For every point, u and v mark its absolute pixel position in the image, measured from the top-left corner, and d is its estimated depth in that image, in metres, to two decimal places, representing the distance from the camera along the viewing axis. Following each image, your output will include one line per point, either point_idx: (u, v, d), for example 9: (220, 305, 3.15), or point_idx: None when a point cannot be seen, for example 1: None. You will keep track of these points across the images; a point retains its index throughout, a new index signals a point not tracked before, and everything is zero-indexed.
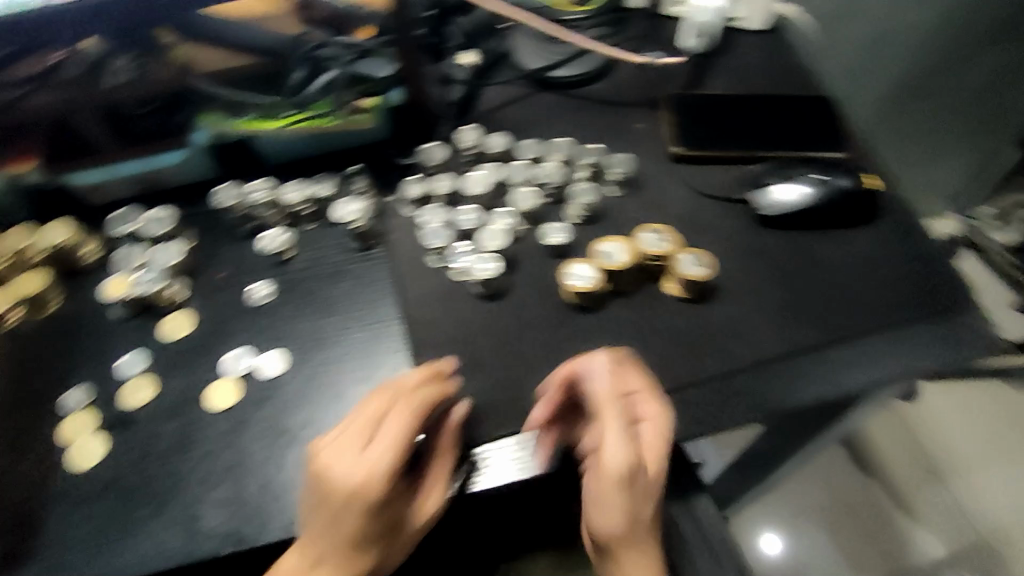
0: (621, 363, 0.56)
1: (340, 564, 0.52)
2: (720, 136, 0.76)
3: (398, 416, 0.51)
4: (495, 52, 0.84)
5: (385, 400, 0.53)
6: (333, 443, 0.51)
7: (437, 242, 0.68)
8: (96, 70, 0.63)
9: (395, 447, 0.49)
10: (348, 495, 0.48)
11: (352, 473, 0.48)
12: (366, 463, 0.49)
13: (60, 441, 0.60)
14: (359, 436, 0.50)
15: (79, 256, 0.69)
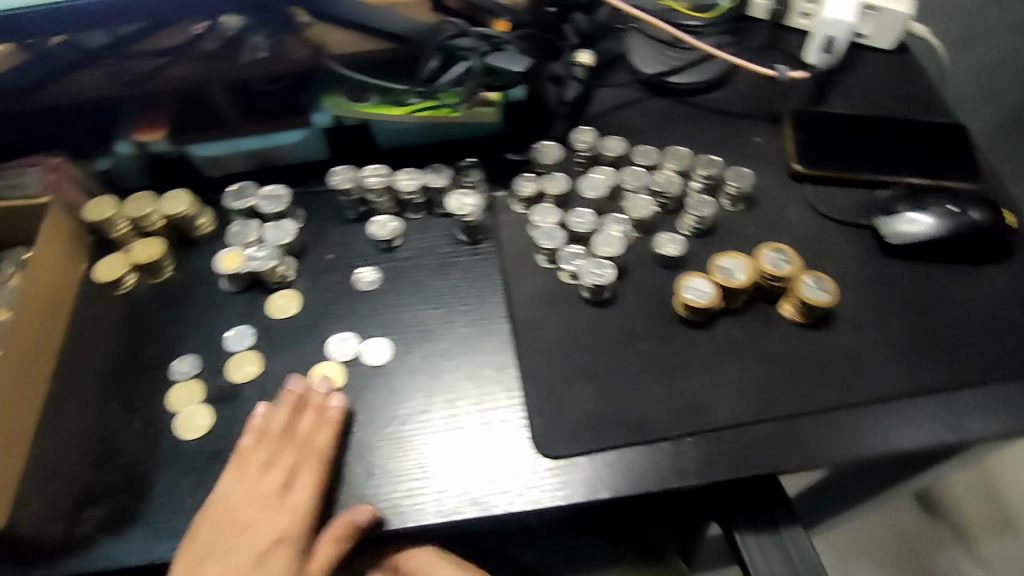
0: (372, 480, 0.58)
1: None
2: (845, 157, 0.72)
3: (309, 470, 0.57)
4: (611, 54, 0.83)
5: (290, 448, 0.57)
6: (222, 503, 0.56)
7: (549, 242, 0.67)
8: (233, 44, 0.65)
9: (313, 496, 0.56)
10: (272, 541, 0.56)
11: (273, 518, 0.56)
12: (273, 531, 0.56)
13: (170, 407, 0.62)
14: (254, 464, 0.57)
15: (195, 227, 0.70)
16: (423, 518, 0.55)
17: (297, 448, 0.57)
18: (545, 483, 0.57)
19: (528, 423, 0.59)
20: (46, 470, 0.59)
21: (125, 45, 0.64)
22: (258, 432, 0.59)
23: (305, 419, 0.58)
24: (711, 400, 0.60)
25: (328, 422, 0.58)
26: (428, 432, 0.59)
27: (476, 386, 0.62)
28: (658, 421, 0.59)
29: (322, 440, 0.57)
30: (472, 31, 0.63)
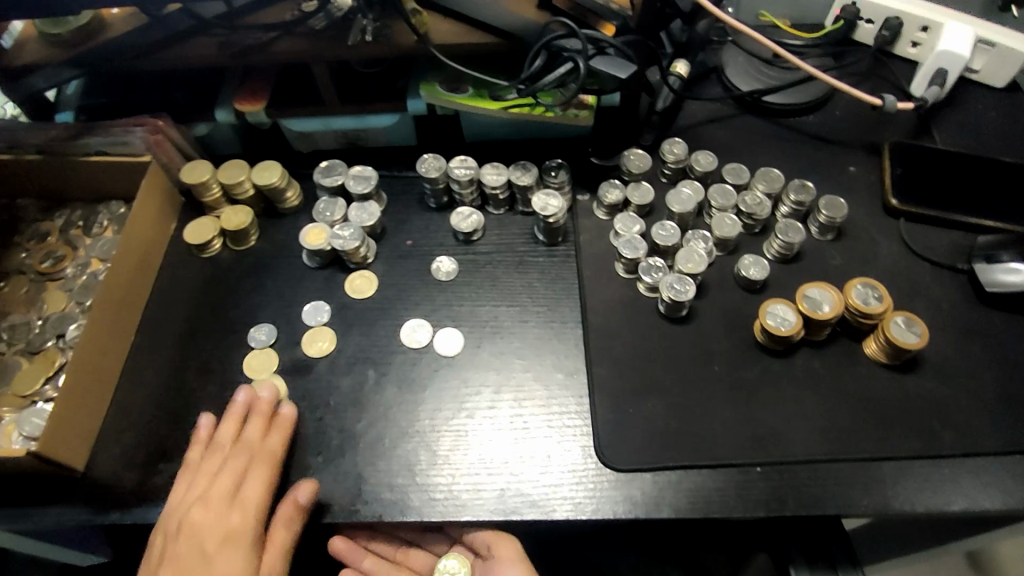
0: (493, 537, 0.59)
1: None
2: (947, 196, 0.69)
3: (260, 474, 0.56)
4: (705, 66, 0.81)
5: (234, 461, 0.56)
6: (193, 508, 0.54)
7: (629, 252, 0.65)
8: (341, 25, 0.65)
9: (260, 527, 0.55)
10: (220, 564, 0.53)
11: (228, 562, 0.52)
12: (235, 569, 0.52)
13: (245, 373, 0.63)
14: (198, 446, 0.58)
15: (282, 200, 0.72)
16: (482, 514, 0.55)
17: (233, 463, 0.56)
18: (606, 494, 0.56)
19: (593, 431, 0.59)
20: (124, 421, 0.62)
21: (237, 17, 0.65)
22: (196, 440, 0.58)
23: (255, 428, 0.57)
24: (783, 432, 0.58)
25: (281, 428, 0.58)
26: (494, 430, 0.59)
27: (543, 389, 0.62)
28: (727, 447, 0.58)
29: (260, 466, 0.56)
30: (581, 32, 0.61)
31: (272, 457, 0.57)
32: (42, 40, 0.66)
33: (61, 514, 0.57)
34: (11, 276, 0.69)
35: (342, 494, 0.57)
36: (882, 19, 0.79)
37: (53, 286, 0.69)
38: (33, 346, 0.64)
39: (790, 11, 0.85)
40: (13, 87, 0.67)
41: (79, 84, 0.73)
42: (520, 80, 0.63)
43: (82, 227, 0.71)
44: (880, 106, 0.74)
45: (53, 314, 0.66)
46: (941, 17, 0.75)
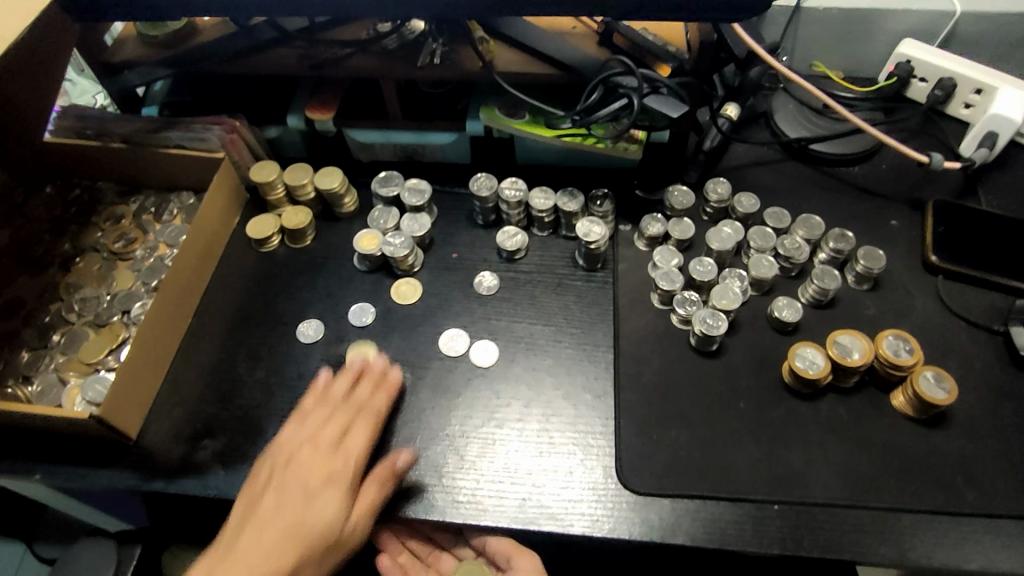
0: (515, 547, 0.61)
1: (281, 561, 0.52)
2: (987, 258, 0.70)
3: (361, 428, 0.59)
4: (754, 111, 0.83)
5: (344, 413, 0.60)
6: (285, 451, 0.58)
7: (667, 284, 0.67)
8: (412, 47, 0.69)
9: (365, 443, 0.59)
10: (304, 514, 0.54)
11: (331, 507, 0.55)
12: (328, 514, 0.54)
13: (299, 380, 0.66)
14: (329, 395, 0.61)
15: (340, 205, 0.76)
16: (502, 520, 0.58)
17: (339, 416, 0.59)
18: (624, 515, 0.58)
19: (617, 454, 0.61)
20: (175, 396, 0.66)
21: (318, 32, 0.70)
22: (315, 393, 0.61)
23: (365, 385, 0.62)
24: (805, 474, 0.59)
25: (387, 388, 0.62)
26: (520, 442, 0.62)
27: (572, 407, 0.64)
28: (746, 481, 0.59)
29: (364, 420, 0.60)
30: (638, 71, 0.63)
31: (375, 413, 0.60)
32: (141, 41, 0.72)
33: (111, 477, 0.61)
34: (87, 252, 0.74)
35: None
36: (936, 78, 0.80)
37: (123, 265, 0.74)
38: (101, 319, 0.69)
39: (844, 64, 0.87)
40: (109, 81, 0.72)
41: (166, 83, 0.79)
42: (575, 111, 0.66)
43: (154, 213, 0.77)
44: (927, 164, 0.75)
45: (120, 291, 0.71)
46: (995, 81, 0.76)
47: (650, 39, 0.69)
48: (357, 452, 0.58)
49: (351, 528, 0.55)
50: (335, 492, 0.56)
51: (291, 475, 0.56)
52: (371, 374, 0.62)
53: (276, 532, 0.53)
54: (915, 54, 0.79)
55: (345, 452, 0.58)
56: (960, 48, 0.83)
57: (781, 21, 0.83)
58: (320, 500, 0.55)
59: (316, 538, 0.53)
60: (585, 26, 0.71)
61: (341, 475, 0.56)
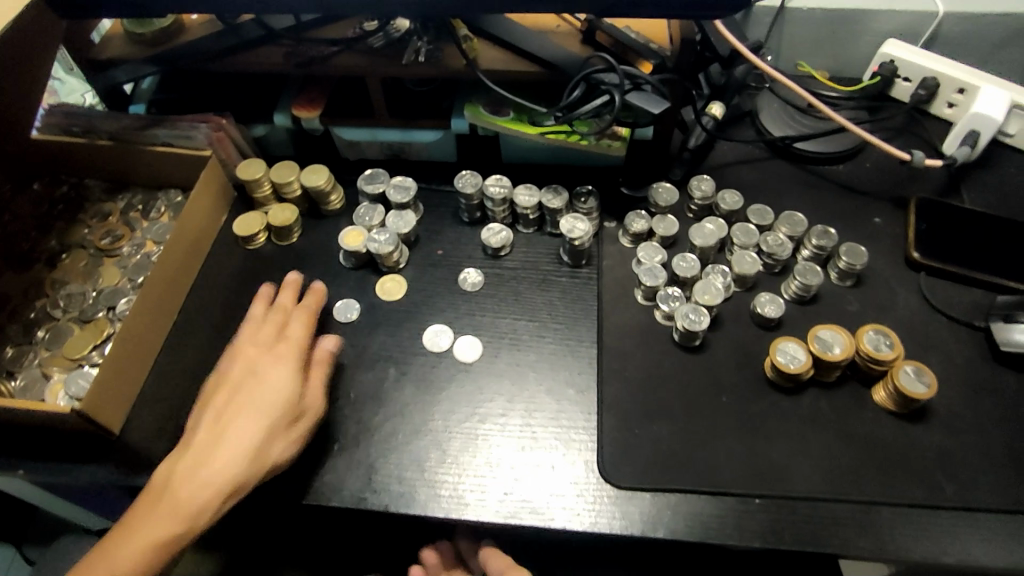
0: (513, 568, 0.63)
1: (248, 430, 0.56)
2: (969, 255, 0.70)
3: (296, 324, 0.64)
4: (739, 110, 0.84)
5: (274, 318, 0.64)
6: (248, 362, 0.61)
7: (650, 280, 0.68)
8: (397, 45, 0.70)
9: (300, 345, 0.62)
10: (255, 406, 0.57)
11: (280, 387, 0.58)
12: (282, 393, 0.58)
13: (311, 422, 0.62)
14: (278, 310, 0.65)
15: (326, 202, 0.76)
16: (484, 514, 0.58)
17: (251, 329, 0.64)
18: (606, 509, 0.58)
19: (599, 448, 0.61)
20: (159, 391, 0.66)
21: (304, 30, 0.70)
22: (276, 313, 0.65)
23: (289, 296, 0.67)
24: (786, 467, 0.59)
25: (315, 293, 0.67)
26: (503, 436, 0.62)
27: (554, 402, 0.64)
28: (729, 475, 0.59)
29: (298, 319, 0.65)
30: (619, 68, 0.64)
31: (307, 313, 0.65)
32: (128, 39, 0.72)
33: (93, 472, 0.61)
34: (73, 249, 0.75)
35: (353, 481, 0.60)
36: (919, 78, 0.80)
37: (110, 262, 0.74)
38: (86, 315, 0.69)
39: (829, 64, 0.88)
40: (96, 77, 0.73)
41: (154, 81, 0.79)
42: (559, 107, 0.67)
43: (141, 211, 0.77)
44: (909, 161, 0.75)
45: (106, 287, 0.71)
46: (977, 81, 0.76)
47: (632, 37, 0.69)
48: (296, 343, 0.63)
49: (307, 405, 0.59)
50: (284, 372, 0.60)
51: (255, 379, 0.59)
52: (292, 285, 0.68)
53: (228, 433, 0.56)
54: (899, 54, 0.80)
55: (273, 350, 0.61)
56: (944, 48, 0.83)
57: (766, 21, 0.84)
58: (264, 382, 0.59)
59: (278, 408, 0.57)
60: (569, 25, 0.71)
61: (286, 359, 0.61)
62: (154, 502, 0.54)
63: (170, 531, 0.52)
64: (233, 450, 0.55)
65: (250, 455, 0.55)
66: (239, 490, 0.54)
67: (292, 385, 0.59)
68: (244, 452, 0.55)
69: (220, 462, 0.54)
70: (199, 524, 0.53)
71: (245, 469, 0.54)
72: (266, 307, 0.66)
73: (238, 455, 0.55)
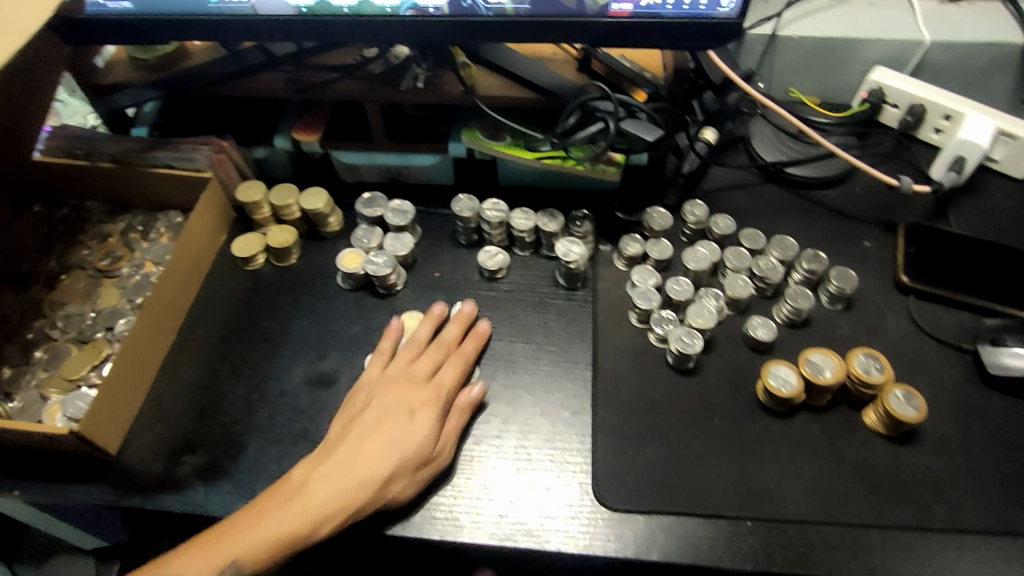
0: None
1: (381, 462, 0.57)
2: (957, 279, 0.71)
3: (453, 365, 0.65)
4: (733, 135, 0.86)
5: (434, 351, 0.66)
6: (402, 388, 0.62)
7: (644, 302, 0.69)
8: (397, 72, 0.71)
9: (453, 386, 0.63)
10: (398, 440, 0.58)
11: (420, 428, 0.59)
12: (421, 436, 0.59)
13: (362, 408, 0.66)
14: (442, 342, 0.66)
15: (324, 224, 0.77)
16: (479, 536, 0.58)
17: (410, 349, 0.66)
18: (600, 531, 0.59)
19: (593, 470, 0.62)
20: (156, 412, 0.66)
21: (305, 57, 0.72)
22: (437, 344, 0.66)
23: (454, 329, 0.67)
24: (777, 490, 0.60)
25: (475, 337, 0.68)
26: (498, 458, 0.63)
27: (549, 424, 0.65)
28: (722, 498, 0.60)
29: (455, 363, 0.65)
30: (614, 96, 0.65)
31: (465, 358, 0.66)
32: (131, 65, 0.73)
33: (90, 493, 0.61)
34: (72, 270, 0.75)
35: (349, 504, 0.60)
36: (907, 105, 0.82)
37: (109, 283, 0.74)
38: (84, 335, 0.70)
39: (819, 91, 0.90)
40: (99, 102, 0.74)
41: (156, 104, 0.80)
42: (555, 134, 0.68)
43: (141, 231, 0.78)
44: (897, 186, 0.77)
45: (105, 308, 0.72)
46: (963, 107, 0.78)
47: (626, 65, 0.71)
48: (449, 384, 0.63)
49: (439, 451, 0.60)
50: (429, 415, 0.60)
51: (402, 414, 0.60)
52: (461, 318, 0.68)
53: (363, 458, 0.57)
54: (886, 81, 0.82)
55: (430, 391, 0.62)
56: (930, 77, 0.85)
57: (758, 49, 0.85)
58: (412, 420, 0.60)
59: (414, 453, 0.58)
60: (565, 53, 0.73)
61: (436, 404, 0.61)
62: (283, 500, 0.55)
63: (291, 532, 0.53)
64: (364, 477, 0.56)
65: (374, 486, 0.56)
66: (353, 515, 0.55)
67: (433, 429, 0.60)
68: (371, 483, 0.56)
69: (348, 484, 0.56)
70: (313, 536, 0.54)
71: (365, 499, 0.56)
72: (431, 330, 0.68)
73: (366, 483, 0.56)
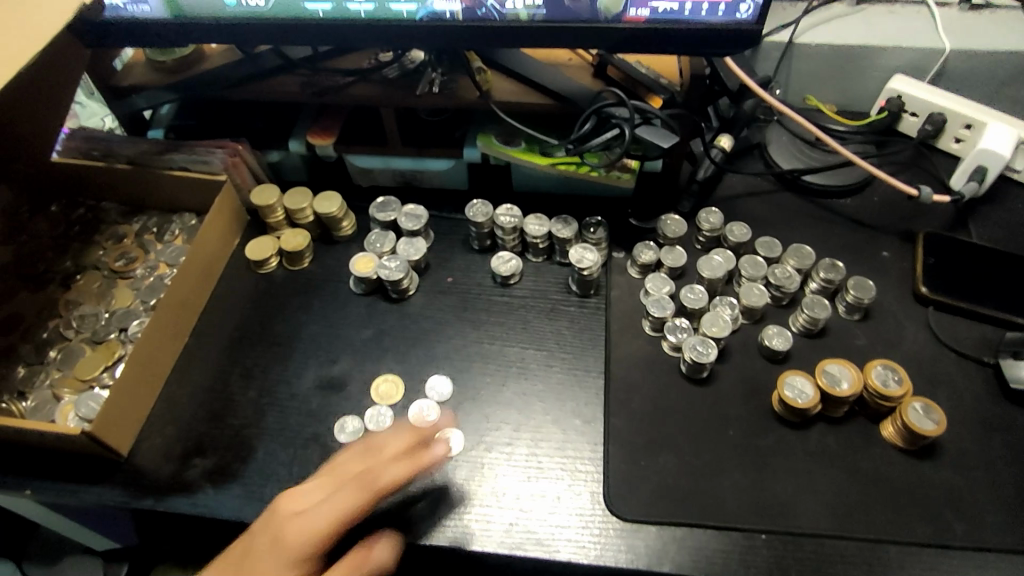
0: None
1: None
2: (978, 290, 0.70)
3: (340, 497, 0.52)
4: (749, 142, 0.85)
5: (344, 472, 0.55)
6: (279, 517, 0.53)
7: (658, 311, 0.68)
8: (411, 76, 0.71)
9: (325, 527, 0.51)
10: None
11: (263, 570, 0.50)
12: None
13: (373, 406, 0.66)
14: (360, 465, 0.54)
15: (337, 228, 0.77)
16: (488, 545, 0.57)
17: (344, 459, 0.56)
18: (611, 542, 0.58)
19: (605, 480, 0.61)
20: (168, 414, 0.66)
21: (320, 61, 0.72)
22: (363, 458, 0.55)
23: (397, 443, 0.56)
24: (794, 503, 0.59)
25: (410, 460, 0.55)
26: (509, 464, 0.62)
27: (560, 432, 0.64)
28: (736, 511, 0.59)
29: (350, 489, 0.53)
30: (630, 103, 0.65)
31: (365, 483, 0.53)
32: (148, 68, 0.74)
33: (100, 494, 0.61)
34: (88, 270, 0.76)
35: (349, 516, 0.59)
36: (926, 113, 0.81)
37: (123, 283, 0.75)
38: (98, 336, 0.70)
39: (836, 98, 0.89)
40: (116, 104, 0.74)
41: (172, 107, 0.81)
42: (569, 140, 0.68)
43: (156, 233, 0.78)
44: (917, 196, 0.76)
45: (119, 309, 0.72)
46: (984, 117, 0.77)
47: (643, 71, 0.70)
48: (320, 523, 0.51)
49: None
50: (279, 557, 0.51)
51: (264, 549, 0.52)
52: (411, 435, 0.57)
53: None
54: (905, 89, 0.81)
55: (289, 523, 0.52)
56: (950, 85, 0.84)
57: (773, 56, 0.85)
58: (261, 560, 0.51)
59: None
60: (581, 58, 0.72)
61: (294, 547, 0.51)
62: None
63: None
64: None
65: None
66: None
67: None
68: None
69: None
70: None
71: None
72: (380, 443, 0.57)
73: None
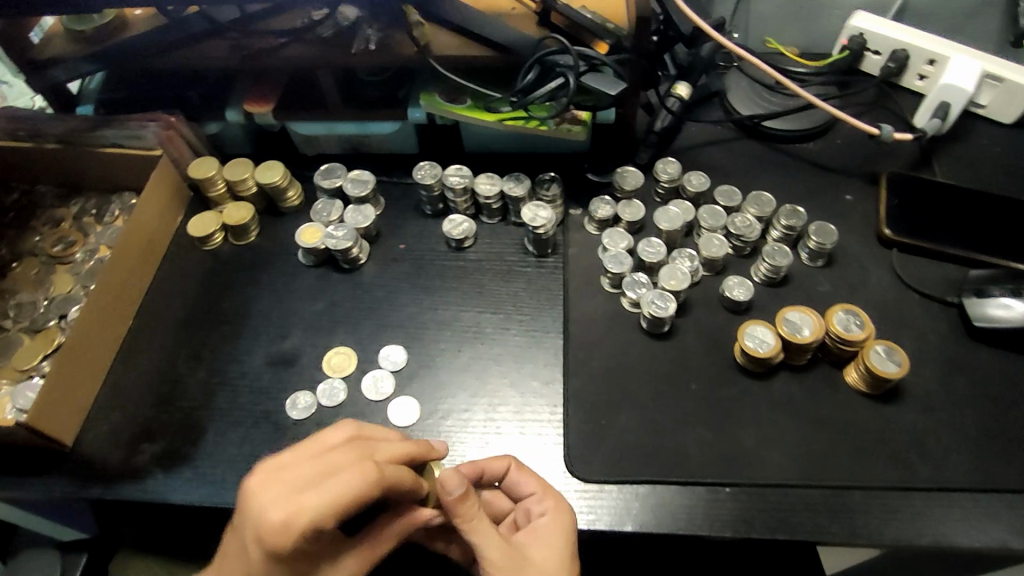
0: (541, 495, 0.52)
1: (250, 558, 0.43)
2: (944, 229, 0.68)
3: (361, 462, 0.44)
4: (706, 90, 0.82)
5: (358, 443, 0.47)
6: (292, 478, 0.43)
7: (615, 267, 0.66)
8: (347, 34, 0.68)
9: (352, 481, 0.42)
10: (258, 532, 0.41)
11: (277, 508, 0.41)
12: (279, 521, 0.41)
13: (326, 377, 0.64)
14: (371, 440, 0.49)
15: (284, 199, 0.74)
16: None
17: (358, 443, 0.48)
18: (572, 504, 0.57)
19: (564, 442, 0.59)
20: (114, 399, 0.64)
21: (250, 22, 0.68)
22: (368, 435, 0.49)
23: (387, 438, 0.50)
24: (756, 455, 0.58)
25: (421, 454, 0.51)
26: (468, 431, 0.61)
27: (519, 396, 0.62)
28: (699, 466, 0.58)
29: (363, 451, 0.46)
30: (573, 49, 0.63)
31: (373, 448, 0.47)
32: (68, 39, 0.70)
33: (46, 485, 0.59)
34: (24, 257, 0.72)
35: None
36: (889, 50, 0.78)
37: (62, 269, 0.72)
38: (37, 324, 0.67)
39: (796, 40, 0.86)
40: (38, 80, 0.70)
41: (101, 80, 0.77)
42: (514, 91, 0.66)
43: (95, 215, 0.74)
44: (878, 136, 0.73)
45: (58, 295, 0.69)
46: (946, 51, 0.74)
47: (590, 16, 0.66)
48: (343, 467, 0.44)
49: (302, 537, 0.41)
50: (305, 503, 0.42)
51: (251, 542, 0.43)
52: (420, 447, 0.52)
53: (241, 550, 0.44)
54: (866, 26, 0.78)
55: (268, 518, 0.42)
56: (913, 19, 0.81)
57: None
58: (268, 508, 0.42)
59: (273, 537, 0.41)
60: (525, 7, 0.69)
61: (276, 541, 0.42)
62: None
63: None
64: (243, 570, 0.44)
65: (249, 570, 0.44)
66: None
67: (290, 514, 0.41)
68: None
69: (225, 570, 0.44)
70: None
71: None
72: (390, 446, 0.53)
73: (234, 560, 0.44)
